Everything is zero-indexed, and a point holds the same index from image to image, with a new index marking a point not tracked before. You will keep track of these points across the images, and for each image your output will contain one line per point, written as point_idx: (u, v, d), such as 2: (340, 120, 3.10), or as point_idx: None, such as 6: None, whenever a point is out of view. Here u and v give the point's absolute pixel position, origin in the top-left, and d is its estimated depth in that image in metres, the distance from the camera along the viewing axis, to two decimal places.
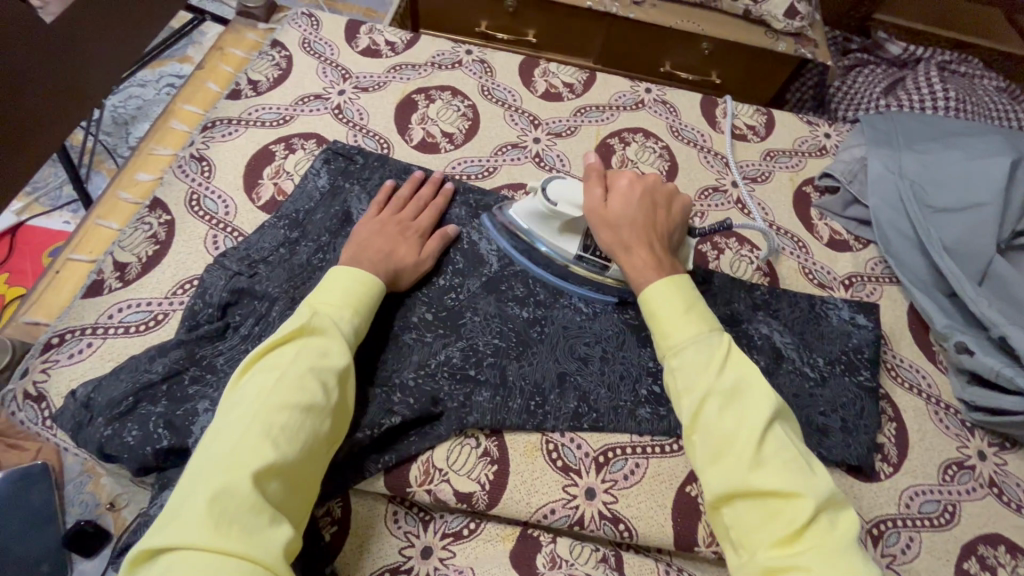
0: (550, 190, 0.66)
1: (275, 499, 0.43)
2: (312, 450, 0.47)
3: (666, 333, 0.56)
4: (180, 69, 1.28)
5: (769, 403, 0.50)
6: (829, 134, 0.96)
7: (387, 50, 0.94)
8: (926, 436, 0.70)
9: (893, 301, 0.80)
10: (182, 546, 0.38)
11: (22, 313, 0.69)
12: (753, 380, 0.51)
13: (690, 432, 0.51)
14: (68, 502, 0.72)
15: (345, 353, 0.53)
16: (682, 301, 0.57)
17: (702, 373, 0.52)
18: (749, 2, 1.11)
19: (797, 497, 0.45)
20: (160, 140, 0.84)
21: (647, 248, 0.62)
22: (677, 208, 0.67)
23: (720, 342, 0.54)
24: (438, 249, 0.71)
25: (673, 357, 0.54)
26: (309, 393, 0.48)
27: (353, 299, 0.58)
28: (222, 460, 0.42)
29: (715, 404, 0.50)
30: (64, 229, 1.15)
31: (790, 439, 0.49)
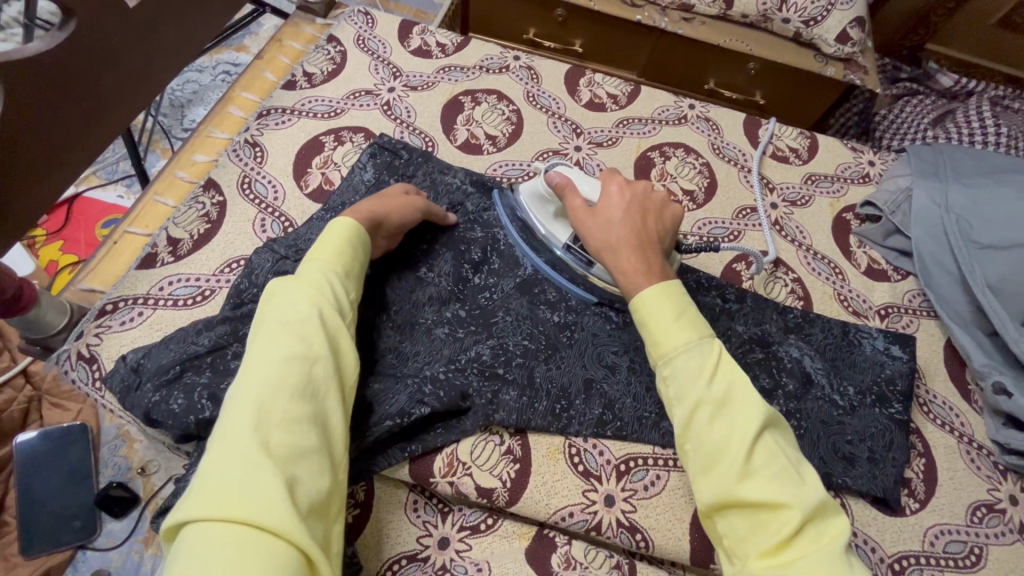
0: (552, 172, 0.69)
1: (281, 450, 0.42)
2: (310, 396, 0.46)
3: (657, 341, 0.54)
4: (236, 57, 1.33)
5: (757, 413, 0.49)
6: (873, 162, 0.96)
7: (437, 52, 0.96)
8: (955, 475, 0.69)
9: (929, 334, 0.79)
10: (193, 523, 0.38)
11: (80, 279, 0.73)
12: (744, 387, 0.51)
13: (683, 442, 0.51)
14: (103, 463, 0.76)
15: (316, 298, 0.52)
16: (674, 308, 0.55)
17: (694, 382, 0.51)
18: (800, 25, 1.09)
19: (784, 508, 0.45)
20: (217, 124, 0.87)
21: (636, 252, 0.60)
22: (669, 217, 0.66)
23: (711, 350, 0.53)
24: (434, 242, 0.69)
25: (665, 365, 0.53)
26: (284, 345, 0.47)
27: (326, 251, 0.57)
28: (218, 435, 0.43)
29: (705, 413, 0.49)
30: (117, 202, 1.20)
31: (781, 449, 0.49)
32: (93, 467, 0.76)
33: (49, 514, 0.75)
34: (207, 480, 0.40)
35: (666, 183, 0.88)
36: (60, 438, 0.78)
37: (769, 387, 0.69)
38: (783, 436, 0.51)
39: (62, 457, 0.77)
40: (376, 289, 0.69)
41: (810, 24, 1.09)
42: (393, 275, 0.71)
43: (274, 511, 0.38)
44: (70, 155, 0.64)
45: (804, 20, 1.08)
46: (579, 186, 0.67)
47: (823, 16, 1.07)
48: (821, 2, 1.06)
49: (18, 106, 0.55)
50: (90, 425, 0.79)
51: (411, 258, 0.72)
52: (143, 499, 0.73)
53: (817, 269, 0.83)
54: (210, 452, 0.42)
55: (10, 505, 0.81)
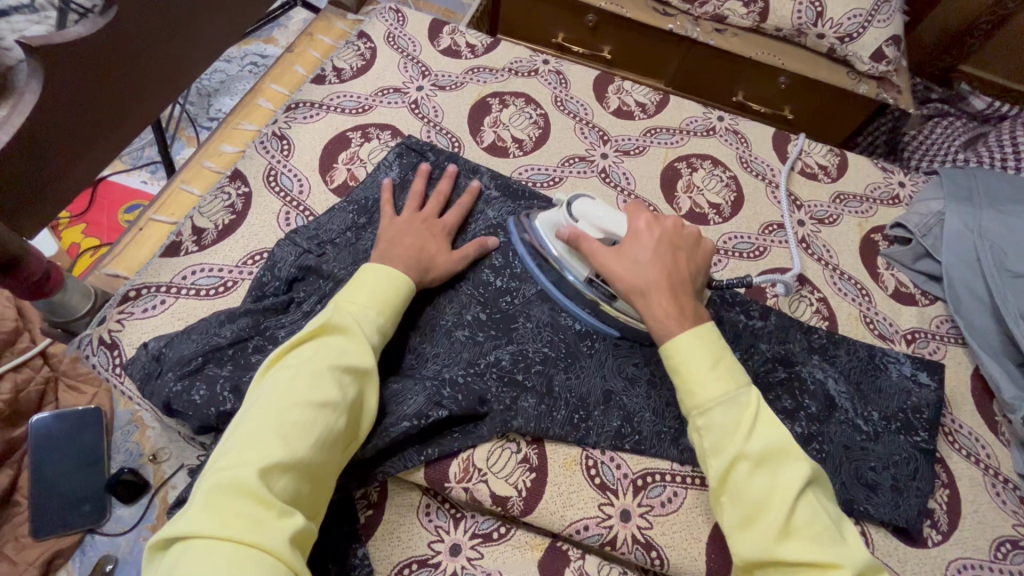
0: (574, 206, 0.65)
1: (288, 492, 0.43)
2: (328, 445, 0.47)
3: (690, 391, 0.52)
4: (264, 49, 1.33)
5: (800, 469, 0.48)
6: (904, 183, 0.94)
7: (466, 52, 0.96)
8: (980, 508, 0.67)
9: (957, 362, 0.78)
10: (196, 537, 0.38)
11: (104, 264, 0.73)
12: (783, 442, 0.49)
13: (719, 494, 0.50)
14: (115, 449, 0.78)
15: (364, 349, 0.52)
16: (709, 355, 0.53)
17: (731, 436, 0.50)
18: (834, 41, 1.08)
19: (830, 568, 0.45)
20: (246, 115, 0.87)
21: (668, 294, 0.57)
22: (701, 253, 0.62)
23: (749, 401, 0.51)
24: (471, 253, 0.70)
25: (700, 416, 0.51)
26: (325, 390, 0.47)
27: (380, 297, 0.57)
28: (231, 455, 0.43)
29: (746, 467, 0.49)
30: (140, 188, 1.21)
31: (822, 506, 0.48)
32: (105, 453, 0.77)
33: (59, 497, 0.75)
34: (213, 496, 0.40)
35: (692, 195, 0.87)
36: (72, 423, 0.78)
37: (791, 409, 0.67)
38: (821, 489, 0.50)
39: (73, 441, 0.78)
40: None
41: (844, 41, 1.07)
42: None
43: (273, 559, 0.39)
44: (101, 142, 0.64)
45: (839, 36, 1.07)
46: (602, 222, 0.62)
47: (858, 33, 1.06)
48: (858, 19, 1.04)
49: (56, 91, 0.55)
50: (103, 410, 0.80)
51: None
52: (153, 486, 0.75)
53: (843, 289, 0.82)
54: (219, 468, 0.42)
55: (21, 486, 0.81)
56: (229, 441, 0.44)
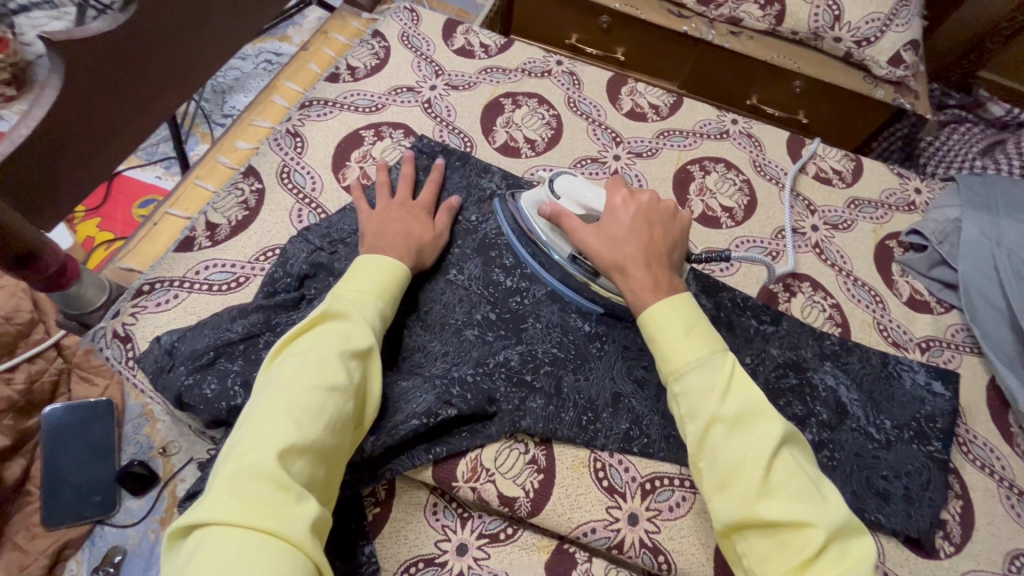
0: (557, 183, 0.68)
1: (302, 477, 0.43)
2: (337, 429, 0.46)
3: (666, 357, 0.52)
4: (279, 47, 1.34)
5: (774, 428, 0.47)
6: (920, 189, 0.93)
7: (480, 52, 0.96)
8: (994, 521, 0.66)
9: (972, 372, 0.77)
10: (215, 524, 0.38)
11: (119, 258, 0.74)
12: (757, 403, 0.48)
13: (696, 460, 0.48)
14: (126, 441, 0.77)
15: (366, 333, 0.52)
16: (683, 321, 0.53)
17: (705, 398, 0.48)
18: (851, 45, 1.07)
19: (808, 526, 0.43)
20: (261, 112, 0.88)
21: (644, 267, 0.58)
22: (677, 227, 0.64)
23: (723, 365, 0.50)
24: (447, 222, 0.72)
25: (676, 382, 0.51)
26: (333, 374, 0.47)
27: (379, 285, 0.57)
28: (245, 443, 0.43)
29: (721, 430, 0.47)
30: (154, 183, 1.22)
31: (799, 466, 0.47)
32: (115, 444, 0.77)
33: (69, 488, 0.76)
34: (228, 483, 0.40)
35: (704, 198, 0.86)
36: (83, 414, 0.79)
37: (802, 415, 0.67)
38: (798, 451, 0.49)
39: (85, 432, 0.78)
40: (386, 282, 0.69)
41: (862, 45, 1.06)
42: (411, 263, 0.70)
43: (294, 544, 0.38)
44: (119, 137, 0.65)
45: (856, 40, 1.06)
46: (582, 196, 0.66)
47: (876, 37, 1.05)
48: (876, 23, 1.04)
49: (76, 85, 0.56)
50: (115, 402, 0.80)
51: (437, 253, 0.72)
52: (162, 478, 0.74)
53: (856, 296, 0.81)
54: (234, 456, 0.42)
55: (33, 476, 0.82)
56: (241, 430, 0.44)
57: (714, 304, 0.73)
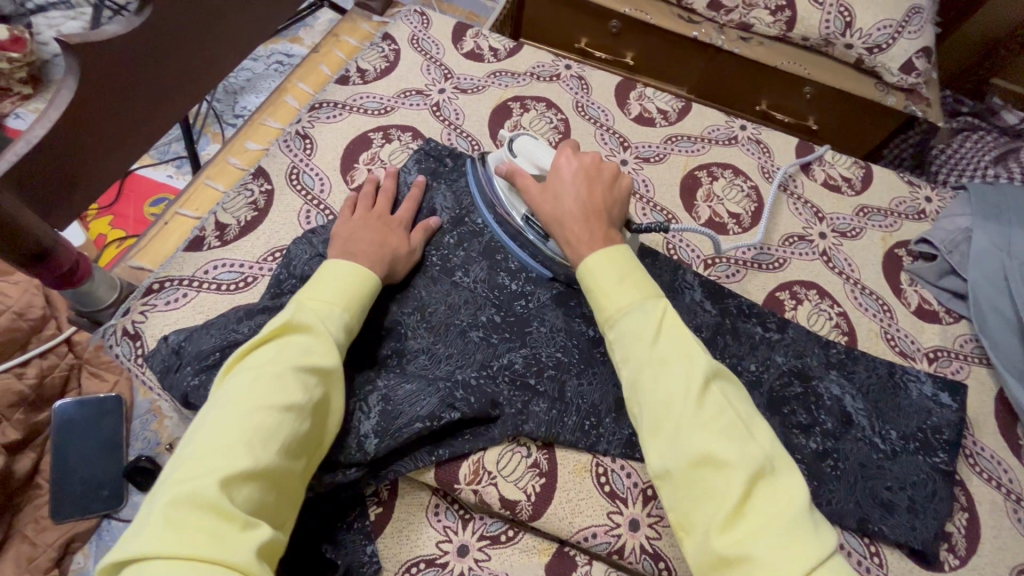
0: (515, 143, 0.69)
1: (251, 502, 0.42)
2: (291, 450, 0.46)
3: (602, 306, 0.54)
4: (290, 48, 1.35)
5: (699, 366, 0.48)
6: (930, 198, 0.92)
7: (489, 56, 0.96)
8: (1000, 534, 0.66)
9: (980, 383, 0.76)
10: (155, 555, 0.37)
11: (129, 257, 0.75)
12: (686, 342, 0.50)
13: (632, 405, 0.50)
14: (133, 437, 0.80)
15: (325, 349, 0.52)
16: (617, 271, 0.55)
17: (638, 342, 0.50)
18: (862, 51, 1.06)
19: (733, 465, 0.43)
20: (271, 113, 0.89)
21: (582, 222, 0.60)
22: (620, 188, 0.65)
23: (656, 310, 0.52)
24: (422, 240, 0.71)
25: (611, 328, 0.53)
26: (288, 393, 0.47)
27: (341, 298, 0.57)
28: (188, 468, 0.42)
29: (650, 372, 0.48)
30: (166, 182, 1.24)
31: (730, 405, 0.48)
32: (123, 439, 0.78)
33: (78, 482, 0.77)
34: (171, 512, 0.39)
35: (711, 205, 0.86)
36: (92, 409, 0.80)
37: (806, 424, 0.66)
38: (730, 388, 0.50)
39: (94, 427, 0.79)
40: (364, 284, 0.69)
41: (874, 52, 1.05)
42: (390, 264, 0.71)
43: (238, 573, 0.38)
44: (132, 138, 0.66)
45: (867, 47, 1.05)
46: (531, 156, 0.68)
47: (888, 44, 1.03)
48: (888, 29, 1.02)
49: (91, 87, 0.57)
50: (124, 398, 0.81)
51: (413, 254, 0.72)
52: None
53: (864, 304, 0.80)
54: (179, 482, 0.41)
55: (43, 469, 0.83)
56: (189, 453, 0.44)
57: (719, 311, 0.73)
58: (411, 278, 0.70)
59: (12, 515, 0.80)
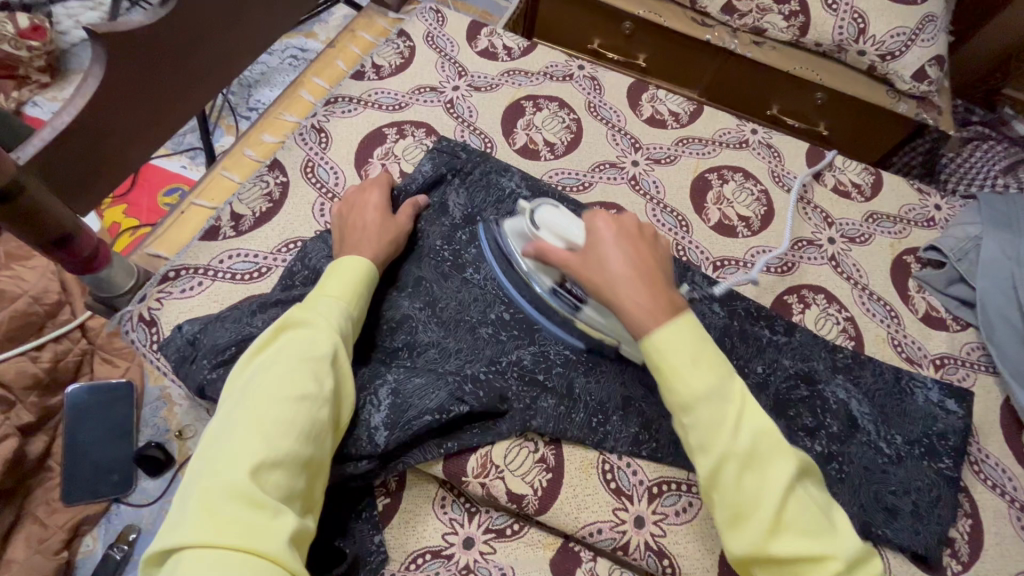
0: (537, 214, 0.61)
1: (280, 489, 0.44)
2: (313, 437, 0.47)
3: (673, 390, 0.49)
4: (305, 43, 1.36)
5: (788, 463, 0.47)
6: (940, 206, 0.92)
7: (503, 54, 0.97)
8: (1002, 541, 0.66)
9: (986, 391, 0.76)
10: (191, 546, 0.39)
11: (147, 245, 0.76)
12: (769, 436, 0.48)
13: (708, 492, 0.48)
14: (143, 423, 0.79)
15: (333, 338, 0.53)
16: (691, 350, 0.49)
17: (719, 434, 0.47)
18: (875, 58, 1.07)
19: (828, 560, 0.45)
20: (288, 106, 0.90)
21: (641, 291, 0.52)
22: (661, 249, 0.59)
23: (734, 396, 0.48)
24: (410, 215, 0.72)
25: (684, 414, 0.48)
26: (300, 384, 0.48)
27: (339, 288, 0.58)
28: (213, 460, 0.43)
29: (735, 468, 0.46)
30: (180, 172, 1.25)
31: (811, 497, 0.48)
32: (133, 425, 0.79)
33: (89, 466, 0.78)
34: (200, 505, 0.41)
35: (721, 207, 0.87)
36: (103, 395, 0.81)
37: (812, 427, 0.67)
38: (808, 477, 0.49)
39: (105, 412, 0.80)
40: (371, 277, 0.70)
41: (886, 58, 1.06)
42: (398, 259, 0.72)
43: (272, 558, 0.40)
44: (154, 126, 0.66)
45: (880, 54, 1.05)
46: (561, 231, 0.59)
47: (901, 51, 1.04)
48: (902, 37, 1.03)
49: (116, 75, 0.58)
50: (135, 384, 0.82)
51: (421, 246, 0.73)
52: (178, 460, 0.77)
53: (872, 311, 0.80)
54: (204, 478, 0.42)
55: (55, 452, 0.84)
56: (210, 450, 0.45)
57: (728, 312, 0.74)
58: (424, 273, 0.71)
59: (23, 497, 0.81)
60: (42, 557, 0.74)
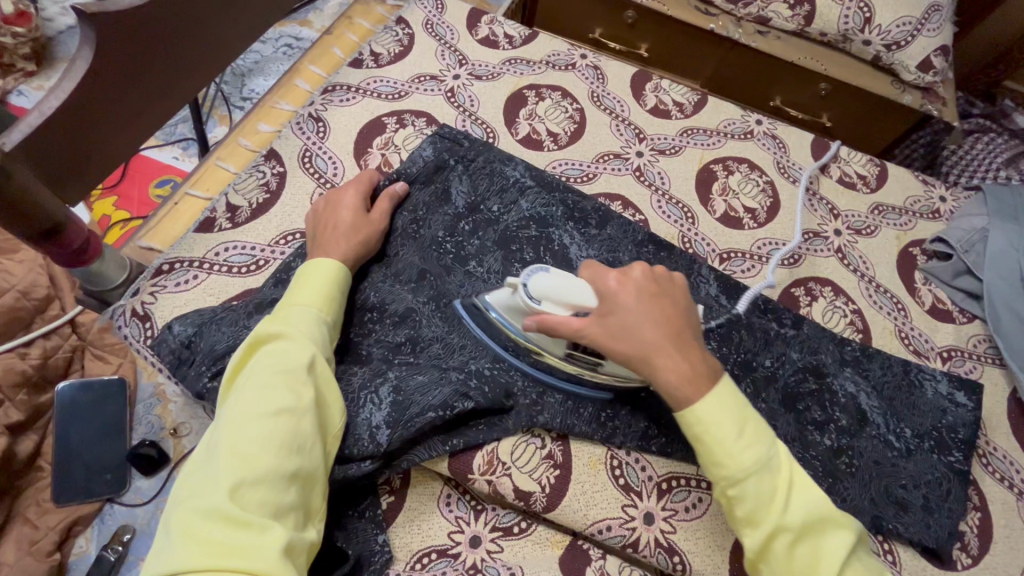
0: (531, 284, 0.56)
1: (266, 505, 0.42)
2: (297, 449, 0.46)
3: (718, 462, 0.49)
4: (299, 31, 1.33)
5: (841, 537, 0.47)
6: (945, 197, 0.92)
7: (504, 43, 0.95)
8: (1011, 534, 0.66)
9: (993, 383, 0.76)
10: (177, 574, 0.38)
11: (139, 237, 0.73)
12: (823, 510, 0.48)
13: (756, 560, 0.49)
14: (137, 421, 0.76)
15: (308, 346, 0.51)
16: (736, 421, 0.49)
17: (769, 507, 0.47)
18: (880, 48, 1.06)
19: None
20: (283, 95, 0.87)
21: (670, 359, 0.51)
22: (681, 294, 0.55)
23: (782, 467, 0.49)
24: (387, 208, 0.70)
25: (730, 486, 0.48)
26: (276, 398, 0.46)
27: (312, 295, 0.56)
28: (194, 485, 0.42)
29: (786, 540, 0.47)
30: (172, 163, 1.22)
31: (866, 567, 0.48)
32: (125, 424, 0.76)
33: (80, 465, 0.75)
34: (184, 531, 0.39)
35: (727, 199, 0.85)
36: (95, 392, 0.78)
37: (820, 421, 0.66)
38: (862, 547, 0.50)
39: (96, 410, 0.77)
40: (371, 269, 0.69)
41: (891, 48, 1.05)
42: (394, 247, 0.70)
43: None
44: (143, 116, 0.64)
45: (885, 44, 1.04)
46: (565, 296, 0.54)
47: (907, 41, 1.03)
48: (907, 27, 1.02)
49: (107, 59, 0.55)
50: (128, 381, 0.80)
51: (423, 237, 0.71)
52: (172, 460, 0.74)
53: (878, 303, 0.80)
54: (186, 503, 0.41)
55: (45, 451, 0.82)
56: (191, 475, 0.43)
57: (735, 306, 0.73)
58: (427, 267, 0.69)
59: (12, 497, 0.78)
60: (33, 560, 0.71)
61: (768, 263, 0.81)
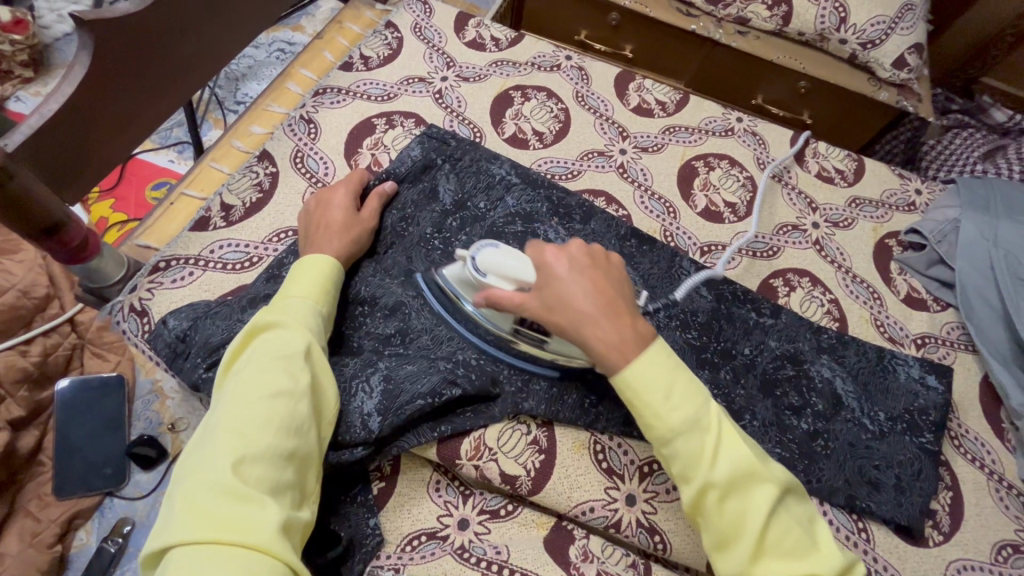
0: (479, 259, 0.60)
1: (265, 481, 0.44)
2: (294, 431, 0.48)
3: (650, 423, 0.50)
4: (292, 36, 1.36)
5: (768, 490, 0.47)
6: (920, 190, 0.94)
7: (491, 45, 0.97)
8: (982, 512, 0.68)
9: (966, 368, 0.78)
10: (178, 544, 0.40)
11: (136, 236, 0.76)
12: (748, 464, 0.48)
13: (694, 517, 0.49)
14: (135, 417, 0.79)
15: (305, 335, 0.53)
16: (665, 382, 0.50)
17: (699, 463, 0.48)
18: (857, 47, 1.09)
19: None
20: (275, 98, 0.90)
21: (604, 328, 0.52)
22: (616, 270, 0.58)
23: (711, 425, 0.49)
24: (377, 207, 0.72)
25: (664, 446, 0.49)
26: (274, 381, 0.49)
27: (307, 287, 0.59)
28: (195, 461, 0.44)
29: (715, 496, 0.47)
30: (168, 167, 1.24)
31: (794, 516, 0.48)
32: (124, 418, 0.79)
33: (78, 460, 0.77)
34: (185, 505, 0.41)
35: (708, 194, 0.88)
36: (93, 387, 0.80)
37: (797, 405, 0.68)
38: (793, 498, 0.50)
39: (95, 405, 0.79)
40: (362, 265, 0.71)
41: (867, 47, 1.08)
42: (384, 245, 0.73)
43: (260, 547, 0.40)
44: (137, 119, 0.66)
45: (861, 43, 1.07)
46: (506, 268, 0.58)
47: (882, 39, 1.06)
48: (882, 25, 1.05)
49: (103, 63, 0.58)
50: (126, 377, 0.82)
51: (411, 234, 0.73)
52: (172, 454, 0.77)
53: (854, 292, 0.82)
54: (187, 480, 0.43)
55: (45, 447, 0.84)
56: (192, 453, 0.45)
57: (715, 296, 0.75)
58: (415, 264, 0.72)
59: (13, 493, 0.80)
60: (35, 551, 0.73)
61: (747, 255, 0.83)
